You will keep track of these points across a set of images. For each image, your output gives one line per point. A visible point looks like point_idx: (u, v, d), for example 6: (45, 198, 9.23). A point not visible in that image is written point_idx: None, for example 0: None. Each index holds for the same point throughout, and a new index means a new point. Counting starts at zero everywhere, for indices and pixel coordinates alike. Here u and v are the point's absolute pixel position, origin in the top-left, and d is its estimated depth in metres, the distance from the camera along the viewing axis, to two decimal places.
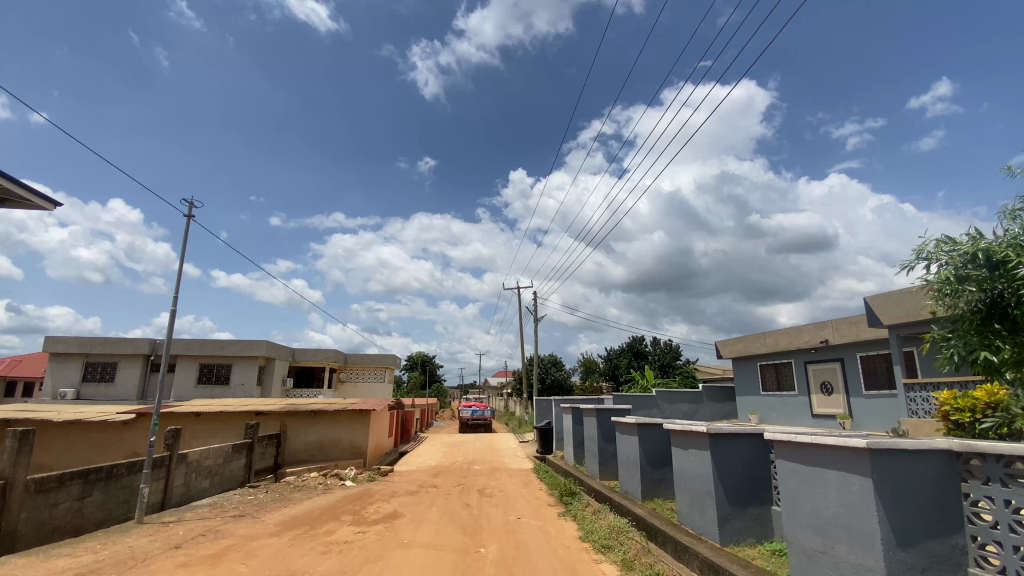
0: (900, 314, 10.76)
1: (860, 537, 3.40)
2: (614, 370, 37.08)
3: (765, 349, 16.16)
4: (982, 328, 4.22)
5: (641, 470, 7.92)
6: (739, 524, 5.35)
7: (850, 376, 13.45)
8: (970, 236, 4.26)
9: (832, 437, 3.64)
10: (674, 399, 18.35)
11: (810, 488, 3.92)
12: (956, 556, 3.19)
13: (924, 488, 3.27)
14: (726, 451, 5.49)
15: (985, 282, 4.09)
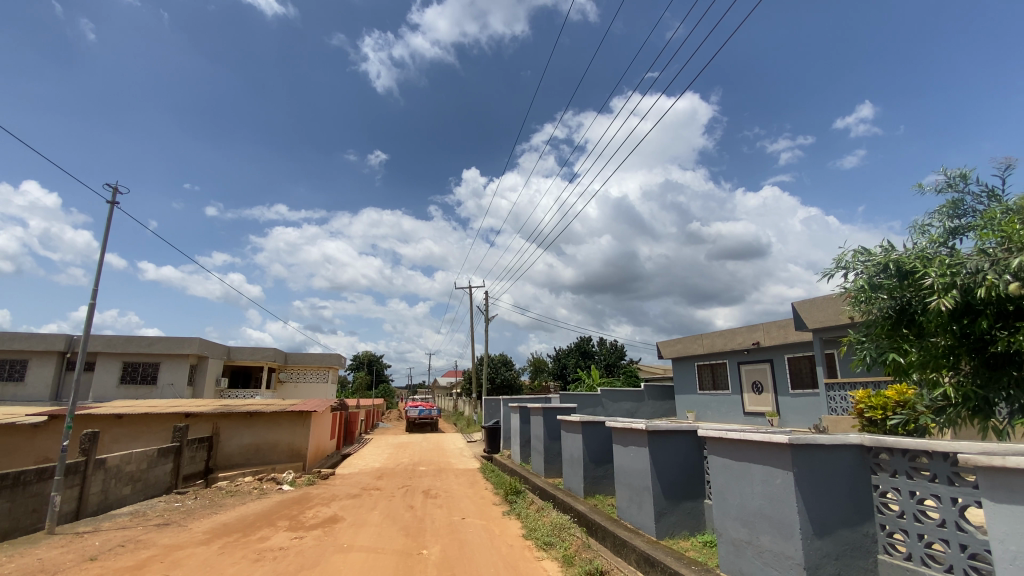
0: (823, 319, 11.57)
1: (782, 527, 3.63)
2: (562, 370, 37.69)
3: (703, 350, 16.94)
4: (892, 333, 4.61)
5: (584, 467, 8.10)
6: (674, 517, 5.58)
7: (779, 376, 14.34)
8: (883, 247, 4.64)
9: (758, 434, 3.86)
10: (617, 398, 18.90)
11: (737, 481, 4.14)
12: (866, 543, 3.49)
13: (839, 481, 3.54)
14: (663, 448, 5.71)
15: (896, 290, 4.46)
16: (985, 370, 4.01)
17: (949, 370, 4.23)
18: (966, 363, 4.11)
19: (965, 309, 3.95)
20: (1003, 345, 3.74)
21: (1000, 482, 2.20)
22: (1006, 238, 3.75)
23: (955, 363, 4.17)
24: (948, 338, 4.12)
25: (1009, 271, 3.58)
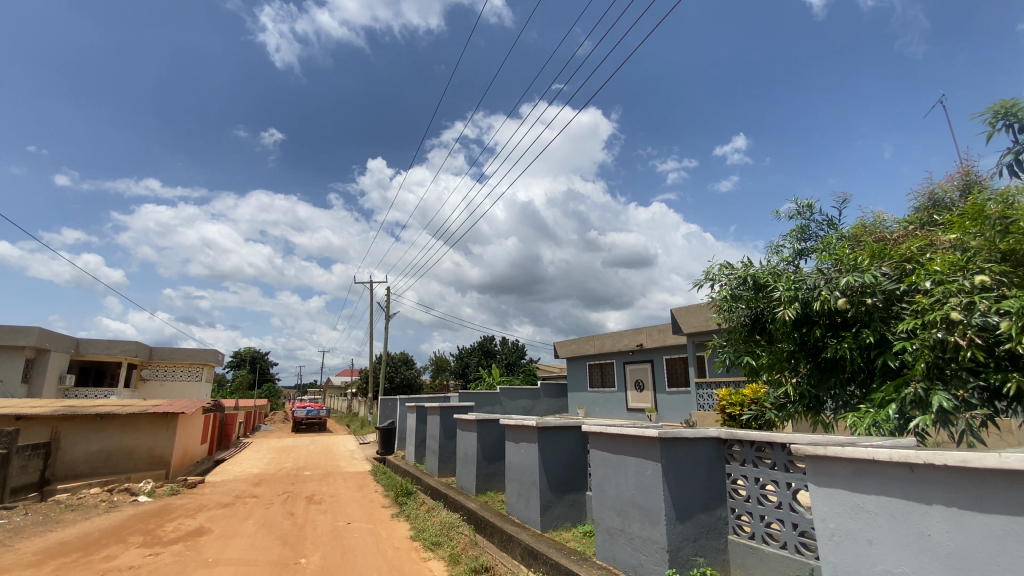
0: (696, 324, 12.80)
1: (650, 515, 3.95)
2: (463, 368, 37.69)
3: (594, 350, 17.93)
4: (748, 338, 5.24)
5: (476, 465, 8.16)
6: (558, 510, 5.84)
7: (658, 375, 15.62)
8: (742, 263, 5.24)
9: (634, 428, 4.18)
10: (514, 396, 19.36)
11: (614, 473, 4.44)
12: (719, 525, 3.92)
13: (699, 471, 3.94)
14: (551, 444, 5.95)
15: (751, 301, 5.07)
16: (817, 372, 4.68)
17: (790, 372, 4.90)
18: (803, 366, 4.78)
19: (804, 320, 4.60)
20: (830, 351, 4.41)
21: (823, 468, 2.58)
22: (837, 261, 4.43)
23: (795, 365, 4.83)
24: (791, 345, 4.77)
25: (839, 288, 4.22)
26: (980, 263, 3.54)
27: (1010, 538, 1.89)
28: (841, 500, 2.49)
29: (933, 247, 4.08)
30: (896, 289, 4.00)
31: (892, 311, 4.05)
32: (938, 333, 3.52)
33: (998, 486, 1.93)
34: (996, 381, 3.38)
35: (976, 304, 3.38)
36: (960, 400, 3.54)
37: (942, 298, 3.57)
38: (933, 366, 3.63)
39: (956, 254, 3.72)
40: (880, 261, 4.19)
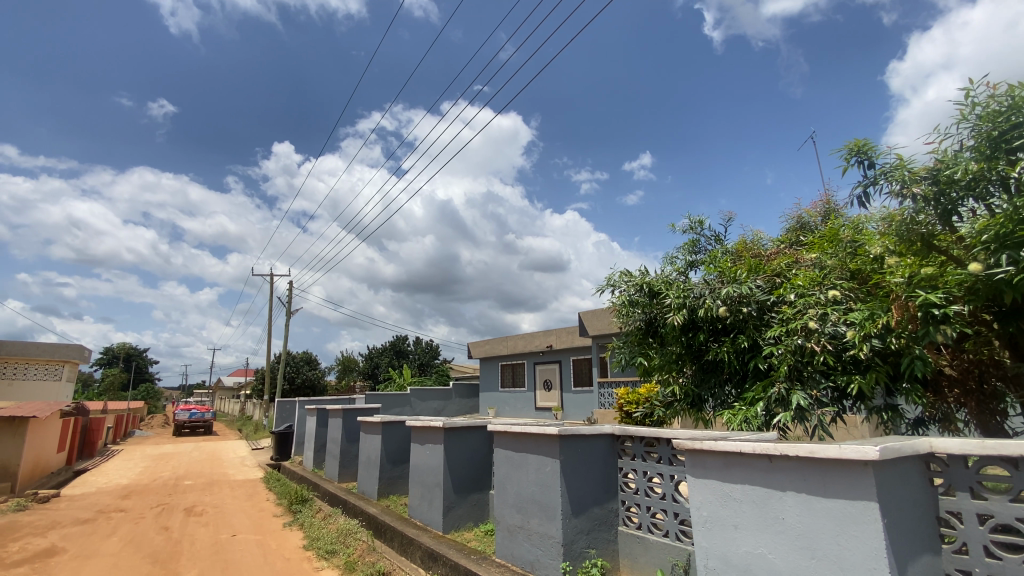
0: (601, 327, 13.44)
1: (547, 510, 4.08)
2: (373, 369, 36.36)
3: (506, 351, 18.17)
4: (643, 341, 5.60)
5: (379, 468, 7.91)
6: (460, 510, 5.83)
7: (565, 375, 16.19)
8: (639, 271, 5.58)
9: (535, 427, 4.30)
10: (425, 397, 19.08)
11: (516, 472, 4.52)
12: (610, 517, 4.14)
13: (595, 467, 4.14)
14: (457, 445, 5.93)
15: (646, 307, 5.41)
16: (700, 374, 5.12)
17: (677, 373, 5.32)
18: (688, 368, 5.21)
19: (691, 325, 5.01)
20: (711, 354, 4.84)
21: (699, 460, 2.83)
22: (720, 273, 4.89)
23: (681, 367, 5.25)
24: (679, 348, 5.17)
25: (720, 297, 4.66)
26: (833, 279, 4.10)
27: (846, 520, 2.18)
28: (713, 489, 2.74)
29: (798, 264, 4.64)
30: (767, 300, 4.50)
31: (763, 319, 4.54)
32: (797, 339, 4.01)
33: (835, 473, 2.24)
34: (841, 382, 3.90)
35: (829, 315, 3.92)
36: (814, 399, 4.06)
37: (803, 309, 4.09)
38: (794, 369, 4.12)
39: (815, 271, 4.26)
40: (755, 275, 4.69)
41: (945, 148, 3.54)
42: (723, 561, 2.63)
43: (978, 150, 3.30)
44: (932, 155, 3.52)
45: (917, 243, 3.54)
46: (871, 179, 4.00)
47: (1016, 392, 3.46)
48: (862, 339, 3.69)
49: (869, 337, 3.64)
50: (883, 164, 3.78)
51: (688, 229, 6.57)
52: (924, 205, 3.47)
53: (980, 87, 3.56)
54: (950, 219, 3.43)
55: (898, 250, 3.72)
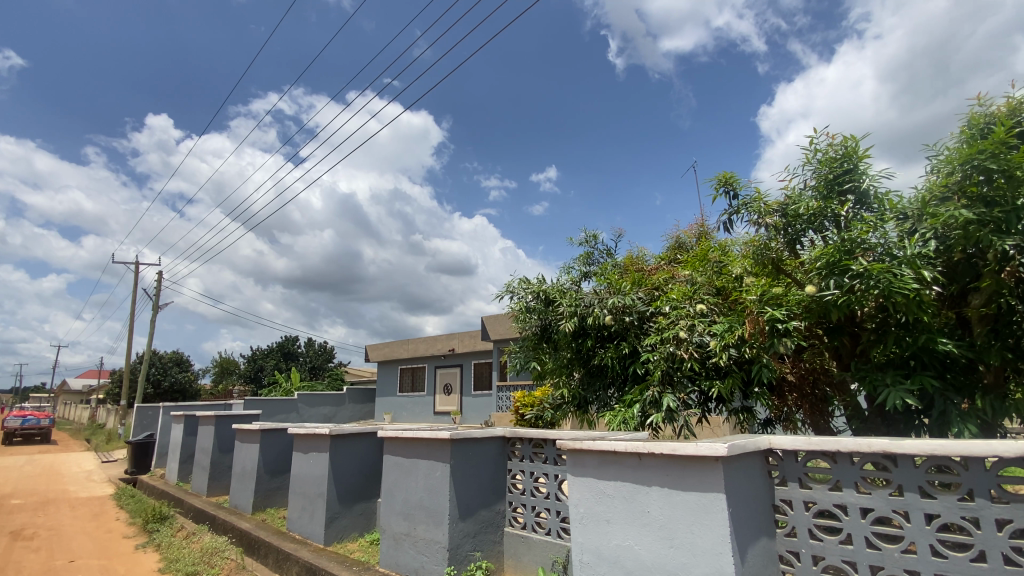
0: (502, 332, 13.66)
1: (434, 516, 4.05)
2: (256, 372, 33.49)
3: (405, 354, 17.75)
4: (537, 346, 5.79)
5: (256, 480, 7.29)
6: (345, 521, 5.57)
7: (465, 379, 16.20)
8: (537, 279, 5.77)
9: (427, 432, 4.24)
10: (314, 402, 17.97)
11: (404, 477, 4.42)
12: (497, 519, 4.21)
13: (484, 470, 4.18)
14: (344, 452, 5.65)
15: (541, 313, 5.59)
16: (587, 377, 5.41)
17: (566, 376, 5.58)
18: (577, 372, 5.48)
19: (580, 332, 5.28)
20: (597, 359, 5.15)
21: (579, 459, 2.98)
22: (609, 284, 5.22)
23: (571, 371, 5.52)
24: (570, 353, 5.43)
25: (607, 307, 4.98)
26: (701, 294, 4.57)
27: (700, 510, 2.43)
28: (589, 486, 2.90)
29: (674, 279, 5.10)
30: (646, 311, 4.89)
31: (643, 328, 4.93)
32: (670, 347, 4.40)
33: (692, 468, 2.48)
34: (705, 386, 4.35)
35: (696, 326, 4.38)
36: (682, 401, 4.47)
37: (675, 320, 4.51)
38: (667, 374, 4.50)
39: (688, 286, 4.72)
40: (637, 287, 5.08)
41: (793, 186, 4.10)
42: (596, 554, 2.80)
43: (818, 190, 3.87)
44: (783, 191, 4.06)
45: (769, 266, 4.06)
46: (735, 207, 4.52)
47: (839, 395, 4.09)
48: (722, 348, 4.15)
49: (728, 346, 4.10)
50: (745, 196, 4.29)
51: (585, 241, 6.94)
52: (776, 234, 4.00)
53: (821, 137, 4.17)
54: (795, 246, 3.98)
55: (754, 271, 4.25)
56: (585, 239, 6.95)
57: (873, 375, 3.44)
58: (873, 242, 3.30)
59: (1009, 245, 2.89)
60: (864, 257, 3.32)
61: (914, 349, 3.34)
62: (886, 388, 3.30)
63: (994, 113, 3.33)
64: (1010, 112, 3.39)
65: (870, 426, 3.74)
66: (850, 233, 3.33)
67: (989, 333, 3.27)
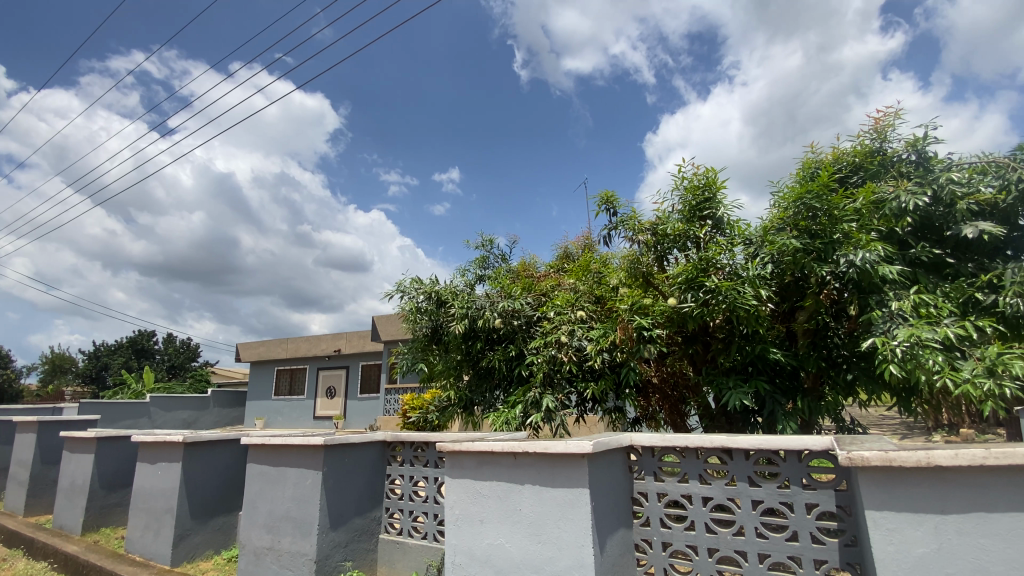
0: (392, 333, 13.24)
1: (301, 527, 3.79)
2: (100, 372, 28.92)
3: (285, 354, 16.47)
4: (427, 347, 5.72)
5: (88, 496, 6.27)
6: (198, 538, 5.00)
7: (351, 382, 15.44)
8: (429, 280, 5.68)
9: (298, 437, 3.96)
10: (172, 406, 15.94)
11: (270, 487, 4.09)
12: (371, 526, 4.06)
13: (360, 475, 4.02)
14: (200, 462, 5.07)
15: (432, 315, 5.50)
16: (474, 379, 5.47)
17: (454, 378, 5.59)
18: (466, 374, 5.51)
19: (470, 334, 5.31)
20: (485, 361, 5.23)
21: (457, 461, 2.99)
22: (500, 288, 5.33)
23: (459, 373, 5.54)
24: (459, 355, 5.44)
25: (497, 310, 5.07)
26: (582, 302, 4.85)
27: (567, 506, 2.57)
28: (466, 488, 2.92)
29: (559, 286, 5.35)
30: (533, 315, 5.07)
31: (530, 331, 5.09)
32: (552, 350, 4.62)
33: (562, 466, 2.61)
34: (582, 387, 4.63)
35: (576, 331, 4.64)
36: (560, 401, 4.72)
37: (558, 325, 4.74)
38: (548, 377, 4.70)
39: (571, 293, 4.98)
40: (526, 293, 5.26)
41: (665, 208, 4.51)
42: (468, 555, 2.84)
43: (683, 213, 4.31)
44: (654, 212, 4.45)
45: (641, 278, 4.43)
46: (614, 224, 4.85)
47: (693, 397, 4.59)
48: (598, 352, 4.45)
49: (603, 350, 4.41)
50: (623, 214, 4.62)
51: (481, 245, 7.00)
52: (647, 250, 4.39)
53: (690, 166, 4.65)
54: (662, 262, 4.42)
55: (628, 282, 4.61)
56: (481, 243, 7.00)
57: (720, 380, 3.91)
58: (724, 262, 3.77)
59: (824, 271, 3.47)
60: (716, 274, 3.78)
61: (752, 357, 3.86)
62: (729, 391, 3.76)
63: (819, 161, 3.97)
64: (834, 160, 4.05)
65: (717, 423, 4.23)
66: (707, 253, 3.77)
67: (809, 345, 3.88)
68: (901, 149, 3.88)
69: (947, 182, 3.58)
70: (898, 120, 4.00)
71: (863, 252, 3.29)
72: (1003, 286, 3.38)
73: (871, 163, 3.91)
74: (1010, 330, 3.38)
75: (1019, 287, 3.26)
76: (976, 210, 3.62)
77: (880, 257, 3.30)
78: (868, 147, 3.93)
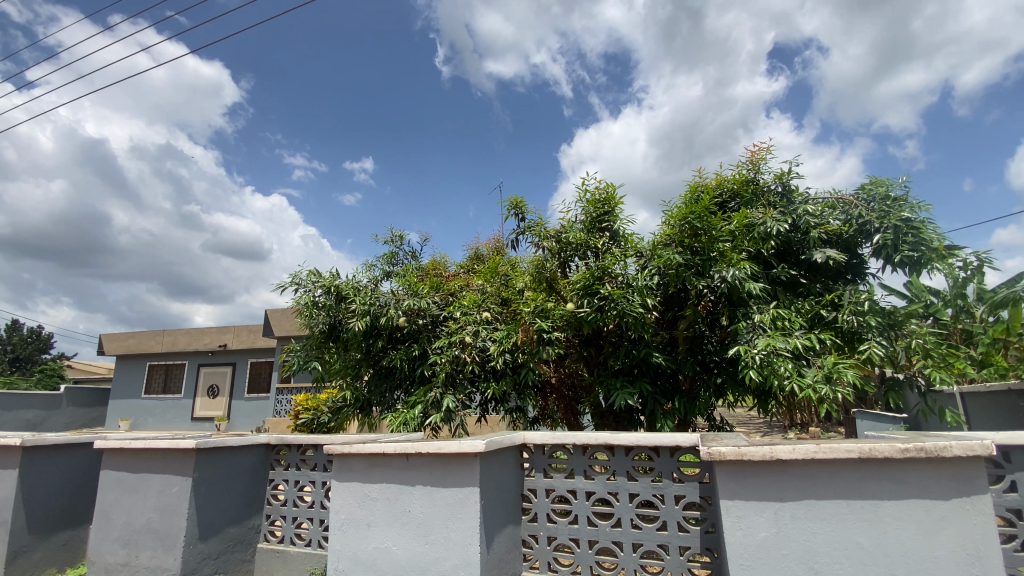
0: (287, 329, 12.40)
1: (164, 540, 3.42)
2: None
3: (160, 348, 14.78)
4: (323, 344, 5.44)
5: None
6: (36, 555, 4.31)
7: (237, 380, 14.22)
8: (329, 273, 5.39)
9: (166, 440, 3.57)
10: (11, 405, 13.62)
11: (129, 496, 3.65)
12: (249, 535, 3.77)
13: (238, 480, 3.72)
14: (41, 468, 4.37)
15: (330, 310, 5.23)
16: (374, 379, 5.31)
17: (352, 378, 5.38)
18: (365, 373, 5.33)
19: (371, 331, 5.13)
20: (386, 361, 5.09)
21: (345, 464, 2.87)
22: (407, 285, 5.20)
23: (358, 372, 5.34)
24: (358, 353, 5.24)
25: (401, 307, 4.94)
26: (488, 303, 4.91)
27: (456, 505, 2.58)
28: (353, 491, 2.83)
29: (467, 287, 5.36)
30: (438, 314, 5.02)
31: (435, 331, 5.05)
32: (455, 350, 4.60)
33: (454, 466, 2.62)
34: (483, 387, 4.68)
35: (480, 331, 4.67)
36: (461, 401, 4.72)
37: (462, 325, 4.75)
38: (450, 376, 4.68)
39: (478, 294, 5.00)
40: (434, 291, 5.19)
41: (570, 217, 4.70)
42: (352, 560, 2.75)
43: (585, 223, 4.53)
44: (559, 220, 4.64)
45: (544, 283, 4.63)
46: (522, 229, 4.97)
47: (586, 397, 4.83)
48: (500, 352, 4.53)
49: (505, 351, 4.50)
50: (530, 219, 4.76)
51: (390, 241, 6.81)
52: (551, 256, 4.60)
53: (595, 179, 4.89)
54: (565, 268, 4.62)
55: (532, 286, 4.75)
56: (390, 239, 6.81)
57: (609, 381, 4.16)
58: (617, 272, 4.02)
59: (702, 284, 3.84)
60: (611, 282, 4.01)
61: (638, 360, 4.15)
62: (616, 391, 4.02)
63: (704, 185, 4.37)
64: (717, 186, 4.49)
65: (606, 422, 4.49)
66: (603, 262, 4.00)
67: (688, 351, 4.25)
68: (771, 180, 4.39)
69: (804, 213, 4.14)
70: (770, 155, 4.52)
71: (733, 269, 3.69)
72: (841, 305, 3.96)
73: (746, 191, 4.38)
74: (846, 342, 3.96)
75: (853, 306, 3.84)
76: (826, 238, 4.20)
77: (747, 274, 3.72)
78: (745, 176, 4.40)
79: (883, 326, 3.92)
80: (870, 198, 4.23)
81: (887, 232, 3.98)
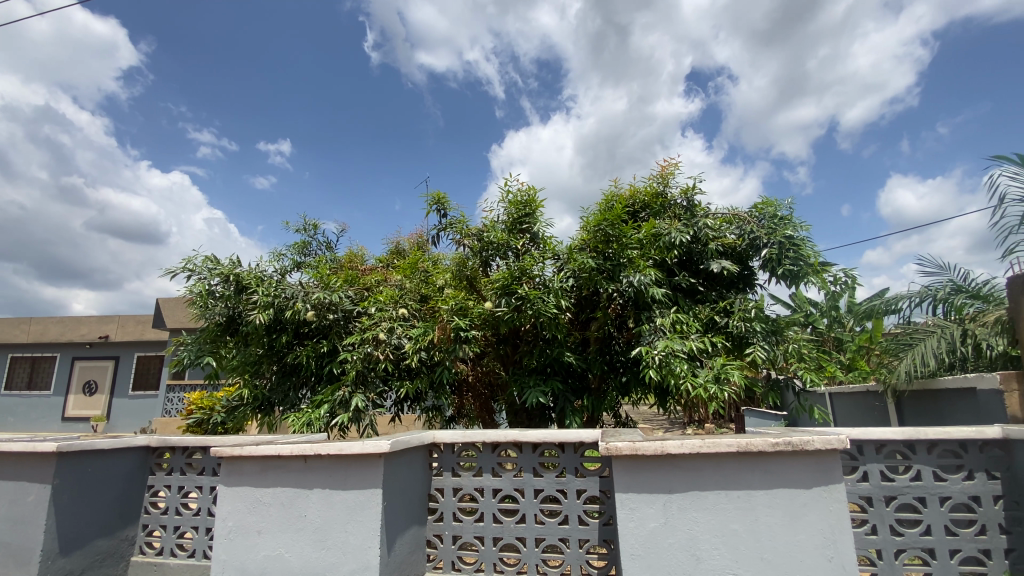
0: (183, 320, 11.35)
1: (15, 556, 2.99)
2: None
3: (25, 338, 12.91)
4: (218, 338, 5.02)
5: None
6: None
7: (120, 376, 12.77)
8: (229, 261, 4.98)
9: (20, 443, 3.12)
10: None
11: None
12: (122, 548, 3.40)
13: (111, 487, 3.34)
14: None
15: (229, 301, 4.84)
16: (279, 376, 5.00)
17: (252, 375, 5.03)
18: (268, 369, 5.00)
19: (275, 325, 4.82)
20: (291, 357, 4.80)
21: (235, 467, 2.67)
22: (318, 277, 4.92)
23: (259, 369, 5.00)
24: (260, 349, 4.90)
25: (310, 301, 4.68)
26: (406, 300, 4.80)
27: (356, 508, 2.49)
28: (243, 495, 2.64)
29: (384, 282, 5.20)
30: (352, 310, 4.81)
31: (346, 327, 4.83)
32: (367, 348, 4.41)
33: (356, 467, 2.53)
34: (396, 386, 4.56)
35: (395, 328, 4.53)
36: (372, 401, 4.56)
37: (377, 321, 4.57)
38: (360, 374, 4.50)
39: (395, 290, 4.87)
40: (348, 285, 4.98)
41: (490, 217, 4.72)
42: (240, 570, 2.57)
43: (506, 225, 4.58)
44: (481, 219, 4.67)
45: (465, 281, 4.64)
46: (443, 225, 4.92)
47: (501, 396, 4.88)
48: (415, 350, 4.44)
49: (420, 349, 4.41)
50: (452, 217, 4.72)
51: (303, 230, 6.44)
52: (472, 254, 4.61)
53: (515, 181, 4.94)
54: (485, 267, 4.63)
55: (452, 284, 4.72)
56: (303, 227, 6.44)
57: (523, 380, 4.22)
58: (535, 273, 4.08)
59: (612, 288, 4.02)
60: (528, 283, 4.08)
61: (551, 360, 4.27)
62: (529, 390, 4.10)
63: (617, 195, 4.57)
64: (630, 196, 4.72)
65: (519, 419, 4.57)
66: (522, 263, 4.06)
67: (598, 351, 4.43)
68: (677, 195, 4.68)
69: (704, 226, 4.47)
70: (678, 170, 4.82)
71: (639, 275, 3.89)
72: (733, 312, 4.32)
73: (656, 203, 4.64)
74: (735, 346, 4.31)
75: (742, 313, 4.21)
76: (722, 250, 4.57)
77: (652, 280, 3.93)
78: (655, 189, 4.67)
79: (767, 332, 4.32)
80: (762, 216, 4.63)
81: (773, 247, 4.42)
